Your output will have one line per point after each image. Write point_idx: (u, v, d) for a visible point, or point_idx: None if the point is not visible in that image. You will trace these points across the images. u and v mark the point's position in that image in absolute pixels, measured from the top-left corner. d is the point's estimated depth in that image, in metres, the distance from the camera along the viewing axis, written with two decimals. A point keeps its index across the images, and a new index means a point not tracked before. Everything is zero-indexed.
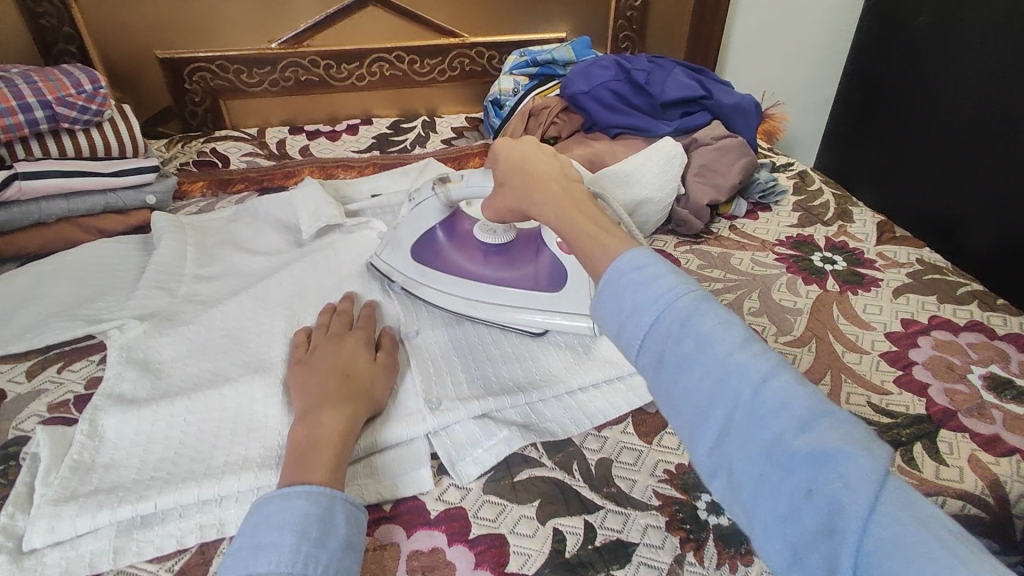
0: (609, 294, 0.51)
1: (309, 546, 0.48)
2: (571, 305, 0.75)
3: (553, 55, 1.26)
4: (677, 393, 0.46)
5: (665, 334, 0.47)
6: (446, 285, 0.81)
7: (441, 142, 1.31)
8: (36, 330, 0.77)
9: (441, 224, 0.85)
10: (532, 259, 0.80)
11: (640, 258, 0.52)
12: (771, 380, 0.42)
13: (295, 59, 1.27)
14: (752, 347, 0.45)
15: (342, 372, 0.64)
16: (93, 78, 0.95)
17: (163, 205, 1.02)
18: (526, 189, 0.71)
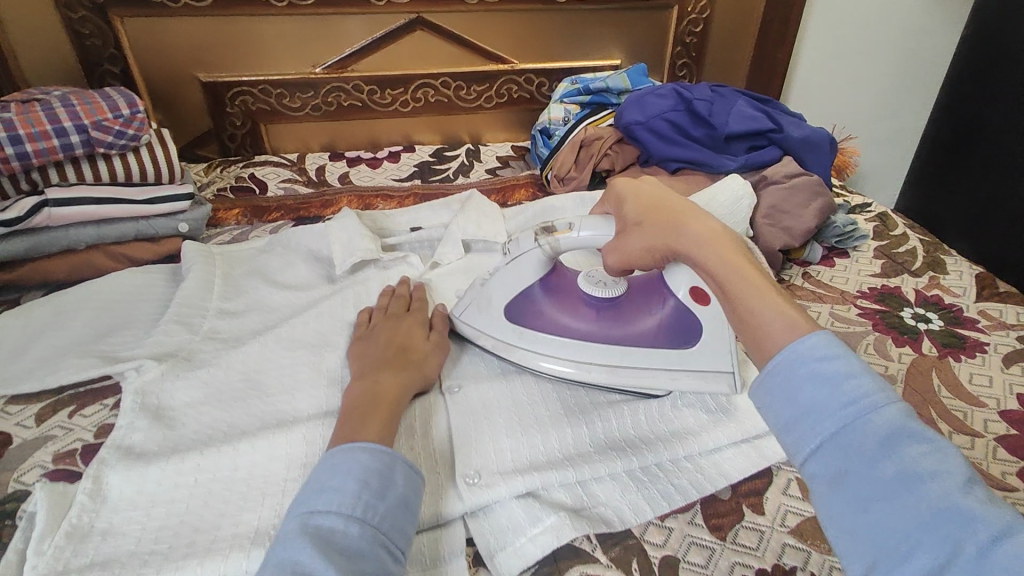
0: (781, 380, 0.45)
1: (368, 496, 0.50)
2: (698, 366, 0.65)
3: (607, 83, 1.19)
4: (861, 516, 0.40)
5: (854, 445, 0.41)
6: (558, 351, 0.70)
7: (485, 172, 1.25)
8: (51, 369, 0.72)
9: (541, 280, 0.73)
10: (653, 314, 0.69)
11: (822, 344, 0.45)
12: (1005, 537, 0.35)
13: (338, 84, 1.23)
14: (971, 487, 0.38)
15: (398, 349, 0.68)
16: (131, 102, 0.90)
17: (195, 233, 0.97)
18: (664, 223, 0.59)
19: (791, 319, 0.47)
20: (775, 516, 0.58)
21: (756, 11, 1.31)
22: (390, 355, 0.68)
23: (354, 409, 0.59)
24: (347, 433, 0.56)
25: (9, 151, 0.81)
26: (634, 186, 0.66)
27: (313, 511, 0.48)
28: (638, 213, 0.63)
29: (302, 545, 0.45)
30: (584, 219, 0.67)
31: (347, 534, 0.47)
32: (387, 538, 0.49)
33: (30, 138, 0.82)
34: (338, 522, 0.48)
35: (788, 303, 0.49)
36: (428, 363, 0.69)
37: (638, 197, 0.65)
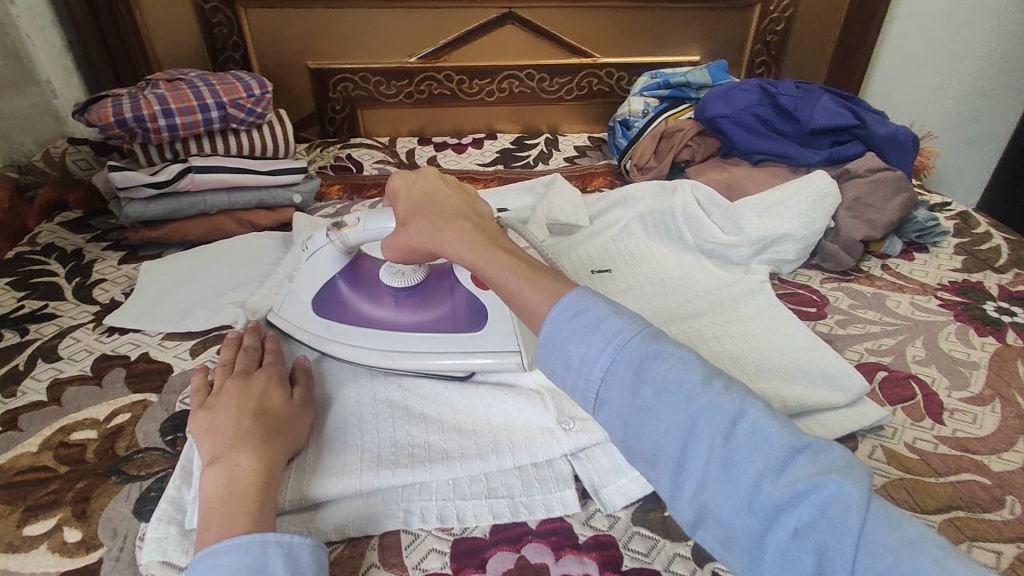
0: (556, 347, 0.54)
1: None
2: (495, 342, 0.69)
3: (688, 78, 1.22)
4: (644, 441, 0.49)
5: (622, 379, 0.50)
6: (359, 339, 0.71)
7: (564, 160, 1.31)
8: (198, 313, 0.82)
9: (342, 274, 0.74)
10: (449, 302, 0.72)
11: (580, 299, 0.55)
12: (740, 421, 0.46)
13: (431, 73, 1.31)
14: (712, 386, 0.49)
15: (255, 414, 0.57)
16: (262, 84, 1.01)
17: (306, 205, 1.06)
18: (431, 222, 0.68)
19: (551, 291, 0.58)
20: None
21: (837, 11, 1.33)
22: (254, 407, 0.58)
23: (219, 495, 0.50)
24: (208, 531, 0.48)
25: (161, 123, 0.92)
26: (409, 183, 0.75)
27: None
28: (412, 205, 0.72)
29: None
30: (369, 215, 0.71)
31: None
32: None
33: (180, 111, 0.93)
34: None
35: (556, 282, 0.59)
36: (293, 417, 0.60)
37: (414, 190, 0.74)
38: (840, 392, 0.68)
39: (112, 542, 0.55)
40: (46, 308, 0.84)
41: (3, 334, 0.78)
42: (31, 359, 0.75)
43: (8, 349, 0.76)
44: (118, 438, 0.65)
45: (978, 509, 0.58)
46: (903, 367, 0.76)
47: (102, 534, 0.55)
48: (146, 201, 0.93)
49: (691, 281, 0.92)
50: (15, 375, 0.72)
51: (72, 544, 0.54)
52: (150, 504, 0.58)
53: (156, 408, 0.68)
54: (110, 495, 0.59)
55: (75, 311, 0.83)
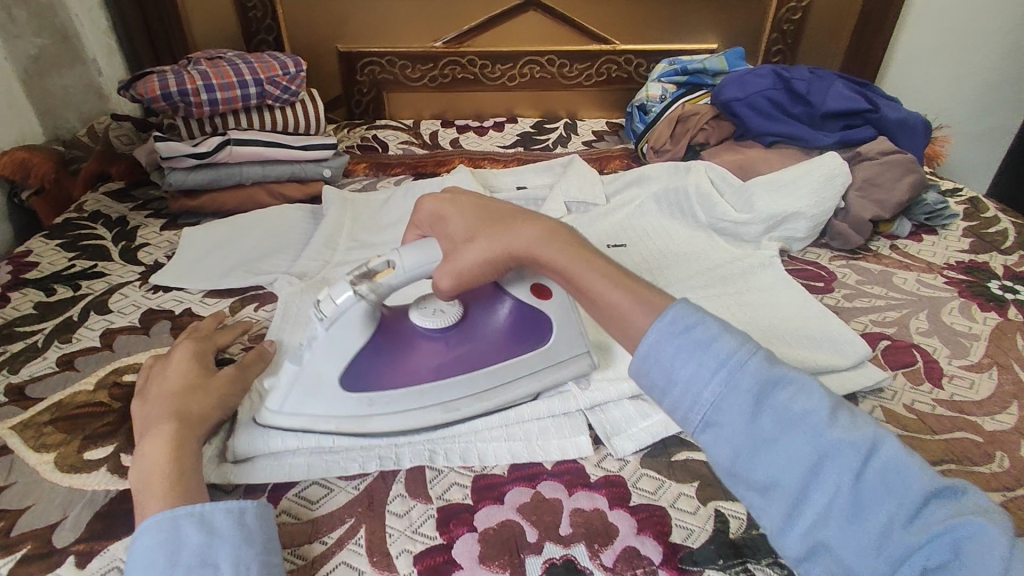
0: (658, 365, 0.52)
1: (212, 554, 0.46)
2: (561, 348, 0.65)
3: (705, 65, 1.26)
4: (759, 470, 0.48)
5: (740, 404, 0.48)
6: (411, 404, 0.60)
7: (582, 144, 1.34)
8: (233, 275, 0.87)
9: (372, 335, 0.60)
10: (505, 336, 0.64)
11: (685, 312, 0.52)
12: (872, 457, 0.46)
13: (455, 57, 1.36)
14: (837, 416, 0.48)
15: (176, 395, 0.59)
16: (296, 63, 1.06)
17: (334, 179, 1.11)
18: (500, 230, 0.61)
19: (650, 305, 0.56)
20: None
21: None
22: (178, 386, 0.60)
23: (151, 464, 0.52)
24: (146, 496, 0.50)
25: (203, 97, 0.98)
26: (438, 205, 0.67)
27: None
28: (463, 223, 0.64)
29: None
30: (404, 256, 0.58)
31: None
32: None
33: (220, 87, 0.99)
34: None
35: (647, 289, 0.58)
36: (223, 389, 0.61)
37: (443, 213, 0.66)
38: (842, 355, 0.72)
39: None
40: (96, 266, 0.89)
41: (57, 289, 0.84)
42: (84, 310, 0.80)
43: (62, 302, 0.82)
44: None
45: (969, 463, 0.62)
46: (906, 337, 0.79)
47: None
48: (187, 171, 0.99)
49: (703, 256, 0.96)
50: (70, 324, 0.78)
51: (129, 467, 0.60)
52: None
53: None
54: None
55: (122, 270, 0.89)
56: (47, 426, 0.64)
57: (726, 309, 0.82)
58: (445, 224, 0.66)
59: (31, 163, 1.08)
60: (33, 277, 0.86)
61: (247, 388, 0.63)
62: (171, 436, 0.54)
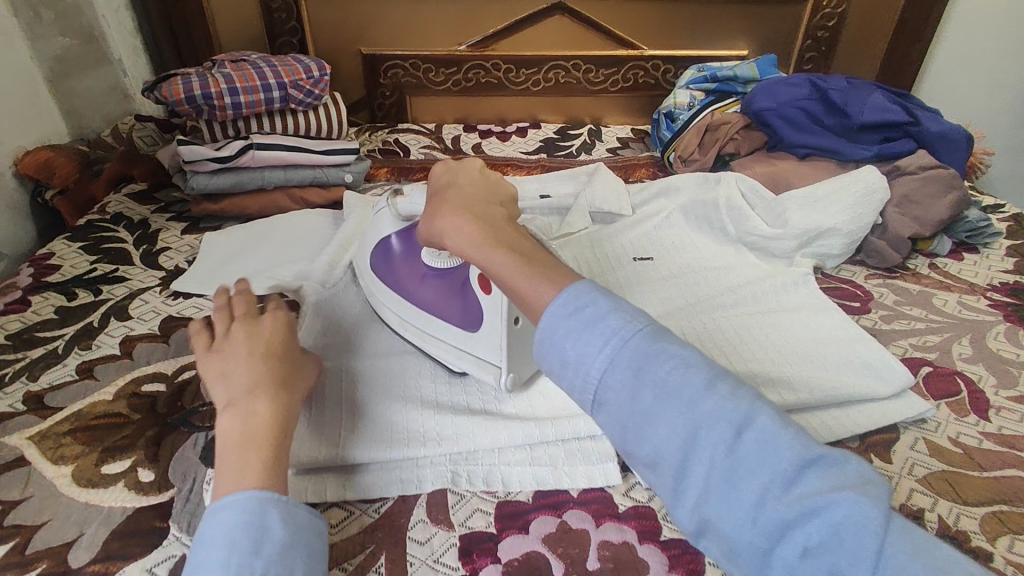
0: (550, 342, 0.51)
1: (243, 556, 0.43)
2: (483, 351, 0.66)
3: (735, 72, 1.23)
4: (644, 445, 0.46)
5: (622, 379, 0.47)
6: (389, 302, 0.74)
7: (607, 151, 1.31)
8: (254, 281, 0.87)
9: (398, 233, 0.78)
10: (459, 291, 0.69)
11: (581, 294, 0.51)
12: (745, 429, 0.43)
13: (479, 61, 1.34)
14: (715, 390, 0.45)
15: (264, 357, 0.57)
16: (320, 67, 1.05)
17: (356, 184, 1.09)
18: (438, 211, 0.66)
19: (554, 280, 0.54)
20: (904, 466, 0.62)
21: (894, 6, 1.31)
22: (265, 353, 0.58)
23: (235, 439, 0.50)
24: (224, 476, 0.48)
25: (227, 101, 0.97)
26: (445, 171, 0.72)
27: None
28: (430, 198, 0.71)
29: None
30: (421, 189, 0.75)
31: None
32: None
33: (244, 90, 0.97)
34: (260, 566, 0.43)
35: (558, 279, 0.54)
36: (302, 366, 0.60)
37: (436, 181, 0.71)
38: (885, 383, 0.69)
39: (183, 483, 0.59)
40: (117, 271, 0.89)
41: (79, 293, 0.84)
42: (105, 316, 0.80)
43: (83, 307, 0.81)
44: (184, 392, 0.69)
45: (1020, 505, 0.58)
46: (948, 363, 0.76)
47: (173, 477, 0.59)
48: (210, 175, 0.98)
49: (733, 271, 0.93)
50: (91, 330, 0.77)
51: (146, 484, 0.59)
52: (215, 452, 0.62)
53: None
54: (179, 442, 0.63)
55: (143, 275, 0.88)
56: (65, 437, 0.63)
57: (758, 329, 0.79)
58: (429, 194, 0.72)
59: (55, 165, 1.09)
60: (55, 281, 0.86)
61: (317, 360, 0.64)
62: (280, 403, 0.54)
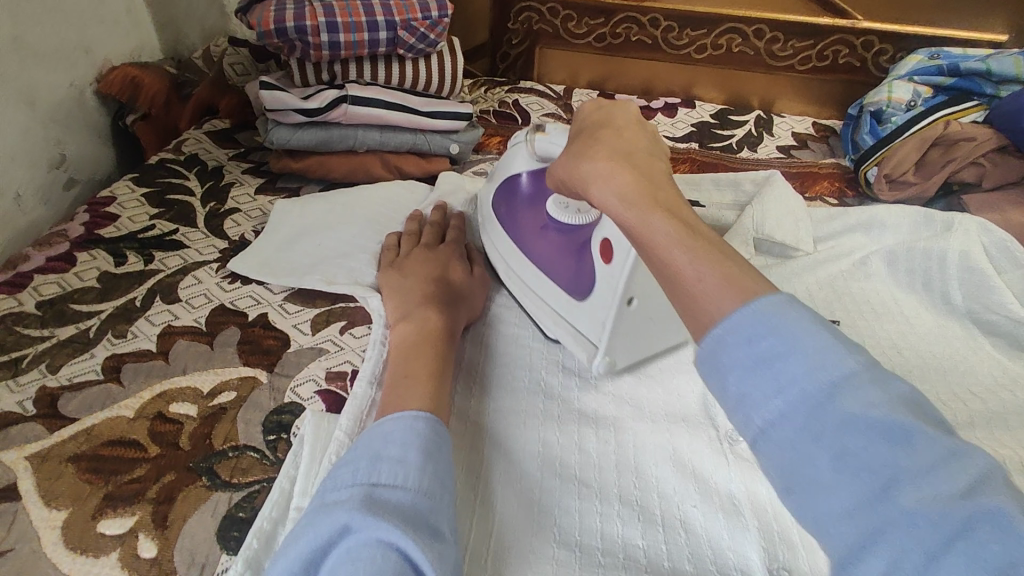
0: (706, 359, 0.36)
1: (433, 471, 0.41)
2: (585, 325, 0.60)
3: (990, 65, 0.90)
4: (808, 515, 0.32)
5: (794, 437, 0.32)
6: (497, 240, 0.69)
7: (778, 149, 1.02)
8: (322, 272, 0.69)
9: (531, 170, 0.67)
10: (577, 253, 0.62)
11: (768, 308, 0.35)
12: (963, 540, 0.27)
13: (634, 13, 1.07)
14: (960, 489, 0.28)
15: (441, 283, 0.63)
16: (441, 4, 0.83)
17: (461, 158, 0.90)
18: (588, 152, 0.49)
19: (720, 272, 0.38)
20: None
21: None
22: (438, 279, 0.63)
23: (411, 340, 0.56)
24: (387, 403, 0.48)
25: (323, 39, 0.78)
26: (595, 109, 0.55)
27: (375, 482, 0.39)
28: (572, 139, 0.54)
29: (370, 521, 0.36)
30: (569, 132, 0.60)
31: (417, 510, 0.38)
32: (449, 515, 0.40)
33: (346, 27, 0.78)
34: (409, 497, 0.39)
35: (722, 253, 0.39)
36: (448, 319, 0.59)
37: (587, 119, 0.55)
38: None
39: (188, 571, 0.44)
40: (176, 233, 0.75)
41: (128, 257, 0.71)
42: (150, 293, 0.66)
43: (129, 277, 0.68)
44: (216, 424, 0.54)
45: None
46: None
47: (178, 558, 0.45)
48: (293, 129, 0.81)
49: (959, 367, 0.66)
50: (130, 311, 0.64)
51: (145, 562, 0.45)
52: (236, 529, 0.47)
53: (264, 392, 0.57)
54: (195, 502, 0.48)
55: (204, 243, 0.74)
56: (66, 466, 0.50)
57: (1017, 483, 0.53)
58: (572, 134, 0.56)
59: (142, 84, 0.96)
60: (108, 236, 0.74)
61: (457, 302, 0.62)
62: (445, 316, 0.59)
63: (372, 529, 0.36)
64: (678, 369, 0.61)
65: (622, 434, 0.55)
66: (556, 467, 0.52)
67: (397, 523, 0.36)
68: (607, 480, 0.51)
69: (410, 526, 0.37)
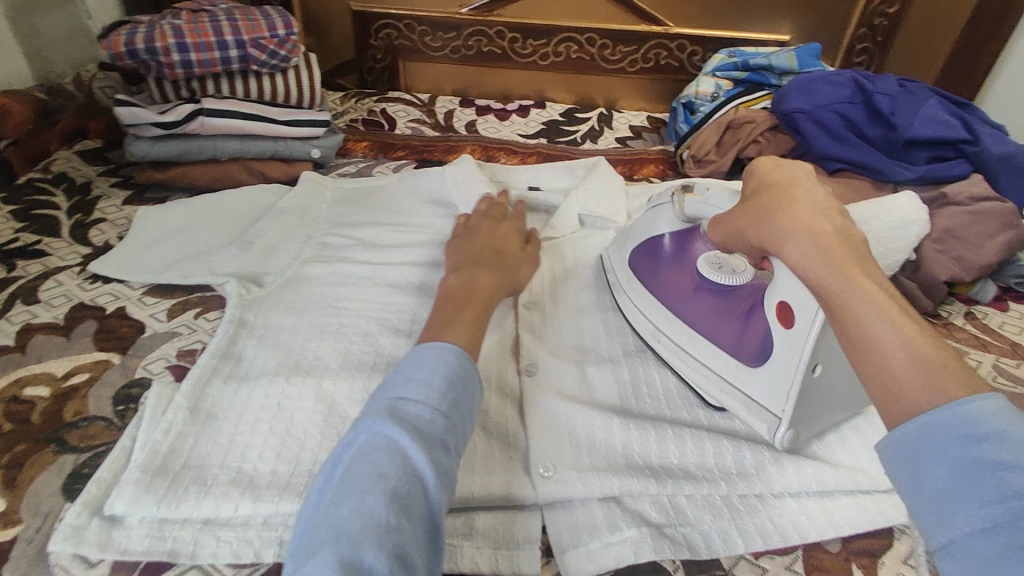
0: (909, 462, 0.37)
1: (441, 404, 0.49)
2: (761, 393, 0.59)
3: (771, 61, 1.07)
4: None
5: (979, 522, 0.32)
6: (646, 307, 0.71)
7: (615, 140, 1.17)
8: (176, 267, 0.76)
9: (673, 232, 0.74)
10: (741, 316, 0.65)
11: (986, 409, 0.35)
12: None
13: (481, 27, 1.19)
14: None
15: (497, 251, 0.73)
16: (287, 24, 0.93)
17: (325, 161, 0.99)
18: (772, 216, 0.53)
19: (914, 350, 0.39)
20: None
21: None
22: (472, 249, 0.73)
23: (452, 293, 0.64)
24: None
25: (175, 58, 0.86)
26: (772, 167, 0.58)
27: (401, 398, 0.49)
28: (754, 194, 0.57)
29: (393, 427, 0.46)
30: (724, 193, 0.68)
31: (432, 423, 0.48)
32: (459, 437, 0.49)
33: (195, 47, 0.86)
34: (428, 413, 0.48)
35: (924, 333, 0.40)
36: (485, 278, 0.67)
37: (767, 177, 0.57)
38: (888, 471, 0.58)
39: (32, 519, 0.51)
40: (39, 244, 0.80)
41: None
42: (9, 298, 0.72)
43: None
44: (68, 401, 0.61)
45: None
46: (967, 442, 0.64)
47: (25, 509, 0.52)
48: (152, 142, 0.88)
49: None
50: None
51: None
52: (80, 483, 0.54)
53: (116, 372, 0.64)
54: (44, 465, 0.55)
55: (67, 250, 0.80)
56: None
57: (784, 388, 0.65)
58: (749, 191, 0.59)
59: (13, 111, 0.97)
60: None
61: None
62: (491, 279, 0.67)
63: (392, 433, 0.46)
64: (495, 323, 0.73)
65: None
66: (373, 407, 0.62)
67: (412, 435, 0.46)
68: None
69: (417, 437, 0.46)
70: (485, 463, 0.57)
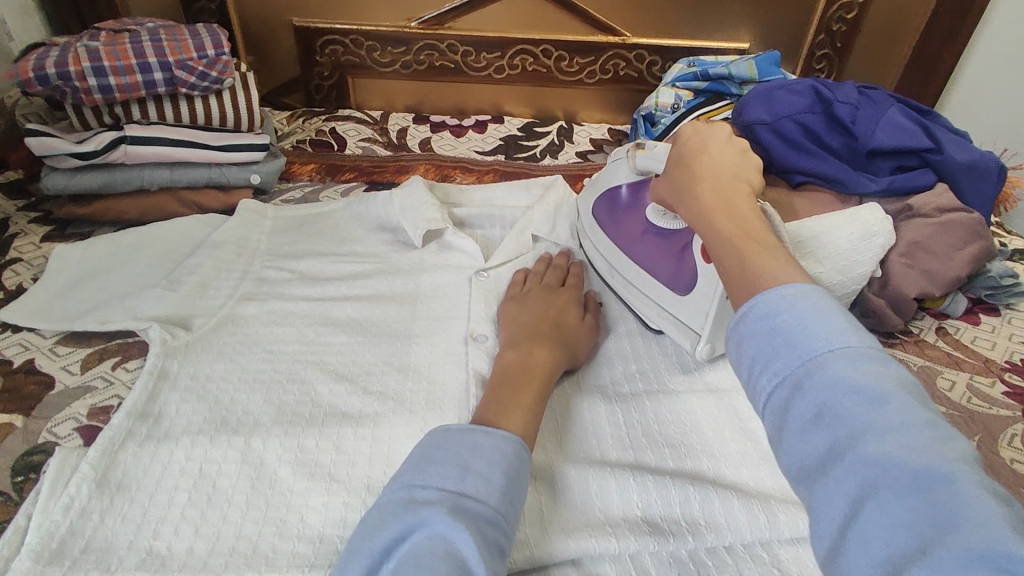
0: (737, 341, 0.41)
1: (501, 509, 0.46)
2: (688, 316, 0.69)
3: (730, 70, 1.02)
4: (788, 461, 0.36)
5: (791, 397, 0.36)
6: (604, 248, 0.81)
7: (576, 155, 1.13)
8: (92, 313, 0.70)
9: (630, 183, 0.80)
10: (677, 255, 0.72)
11: (788, 299, 0.40)
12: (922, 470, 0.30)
13: (432, 41, 1.15)
14: (861, 361, 0.36)
15: (556, 323, 0.69)
16: (217, 43, 0.87)
17: (266, 186, 0.93)
18: (685, 180, 0.60)
19: (772, 264, 0.45)
20: None
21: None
22: (551, 321, 0.69)
23: (498, 372, 0.61)
24: None
25: (91, 83, 0.80)
26: (692, 135, 0.63)
27: (461, 491, 0.46)
28: (675, 162, 0.64)
29: (453, 524, 0.43)
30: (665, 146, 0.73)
31: (479, 511, 0.45)
32: (509, 536, 0.46)
33: (113, 71, 0.80)
34: (487, 511, 0.45)
35: (781, 255, 0.46)
36: (546, 361, 0.63)
37: (687, 143, 0.63)
38: None
39: None
40: None
41: None
42: None
43: None
44: None
45: None
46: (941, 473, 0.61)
47: None
48: (70, 174, 0.82)
49: None
50: None
51: None
52: None
53: (16, 438, 0.59)
54: None
55: None
56: None
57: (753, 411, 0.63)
58: (675, 154, 0.65)
59: None
60: None
61: None
62: (551, 355, 0.64)
63: (430, 522, 0.43)
64: (443, 361, 0.68)
65: (378, 427, 0.61)
66: (307, 468, 0.57)
67: (471, 534, 0.43)
68: (356, 474, 0.57)
69: (477, 537, 0.43)
70: (522, 517, 0.53)
